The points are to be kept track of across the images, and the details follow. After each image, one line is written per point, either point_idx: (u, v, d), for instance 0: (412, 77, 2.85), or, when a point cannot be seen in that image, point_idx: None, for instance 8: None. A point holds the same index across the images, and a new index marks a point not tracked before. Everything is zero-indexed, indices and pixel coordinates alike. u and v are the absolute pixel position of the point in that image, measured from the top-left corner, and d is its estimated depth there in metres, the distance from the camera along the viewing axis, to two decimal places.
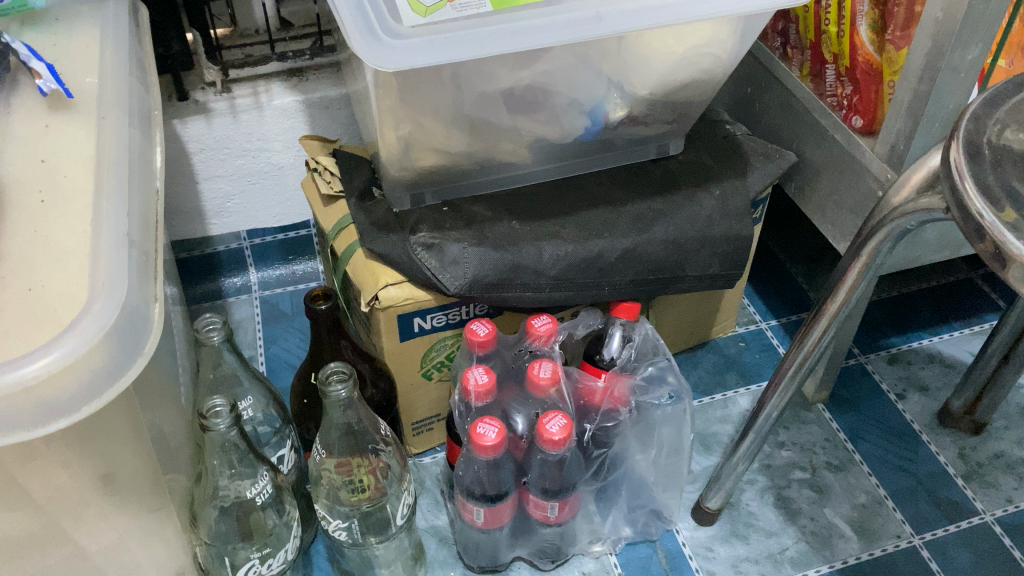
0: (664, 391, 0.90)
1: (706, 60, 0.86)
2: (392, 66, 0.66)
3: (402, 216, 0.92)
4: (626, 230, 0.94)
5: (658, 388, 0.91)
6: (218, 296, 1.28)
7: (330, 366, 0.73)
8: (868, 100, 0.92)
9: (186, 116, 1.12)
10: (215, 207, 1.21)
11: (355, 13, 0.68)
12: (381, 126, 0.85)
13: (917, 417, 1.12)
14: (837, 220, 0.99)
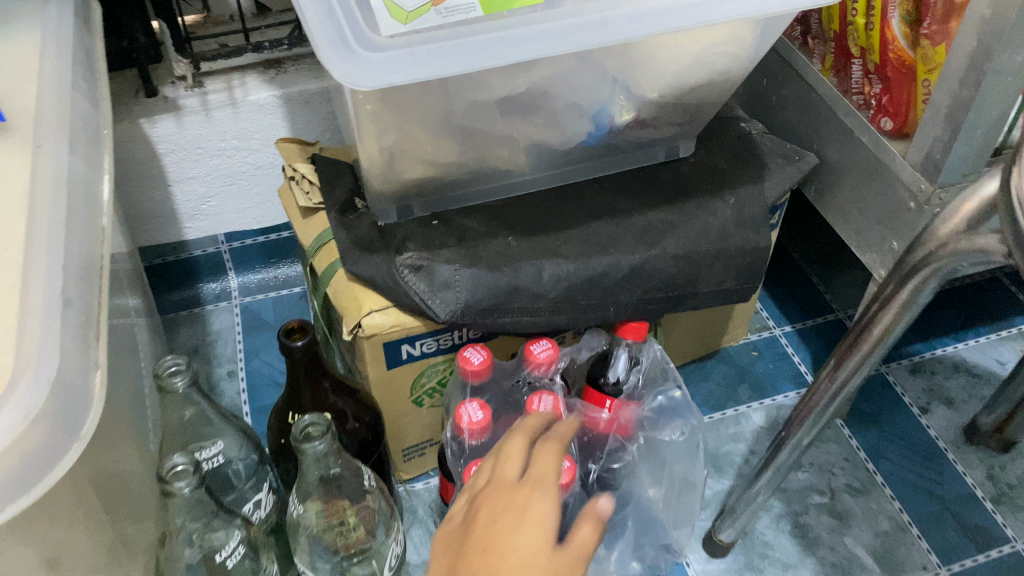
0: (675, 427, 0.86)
1: (723, 60, 0.76)
2: (367, 84, 0.58)
3: (387, 233, 0.84)
4: (633, 245, 0.86)
5: (670, 424, 0.86)
6: (195, 304, 1.20)
7: (305, 418, 0.65)
8: (900, 101, 0.83)
9: (154, 115, 1.03)
10: (189, 210, 1.13)
11: (326, 19, 0.59)
12: (362, 137, 0.76)
13: (942, 433, 1.05)
14: (861, 229, 0.91)
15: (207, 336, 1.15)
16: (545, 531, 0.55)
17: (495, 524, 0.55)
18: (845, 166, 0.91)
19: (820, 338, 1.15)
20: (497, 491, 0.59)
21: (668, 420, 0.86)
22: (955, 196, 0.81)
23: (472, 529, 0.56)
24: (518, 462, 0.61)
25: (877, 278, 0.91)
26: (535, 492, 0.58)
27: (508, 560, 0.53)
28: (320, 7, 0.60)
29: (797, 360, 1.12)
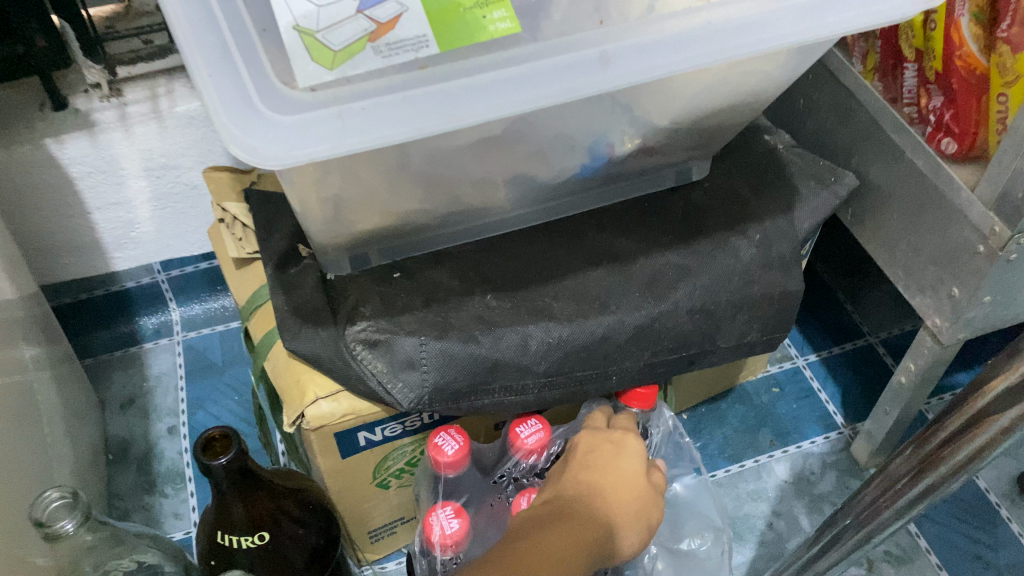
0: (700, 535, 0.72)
1: (752, 79, 0.59)
2: (278, 163, 0.42)
3: (336, 293, 0.68)
4: (639, 299, 0.70)
5: (691, 532, 0.72)
6: (132, 342, 1.05)
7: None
8: (967, 119, 0.67)
9: (62, 135, 0.85)
10: (116, 239, 0.97)
11: (218, 68, 0.42)
12: (295, 191, 0.59)
13: (993, 485, 0.91)
14: (911, 267, 0.76)
15: (145, 383, 1.01)
16: (642, 462, 0.63)
17: (595, 456, 0.63)
18: (891, 191, 0.75)
19: (849, 370, 1.00)
20: (591, 437, 0.66)
21: (688, 527, 0.72)
22: None
23: (574, 461, 0.63)
24: (605, 414, 0.69)
25: (930, 325, 0.75)
26: (630, 432, 0.65)
27: (611, 476, 0.61)
28: (210, 51, 0.43)
29: (824, 398, 0.98)
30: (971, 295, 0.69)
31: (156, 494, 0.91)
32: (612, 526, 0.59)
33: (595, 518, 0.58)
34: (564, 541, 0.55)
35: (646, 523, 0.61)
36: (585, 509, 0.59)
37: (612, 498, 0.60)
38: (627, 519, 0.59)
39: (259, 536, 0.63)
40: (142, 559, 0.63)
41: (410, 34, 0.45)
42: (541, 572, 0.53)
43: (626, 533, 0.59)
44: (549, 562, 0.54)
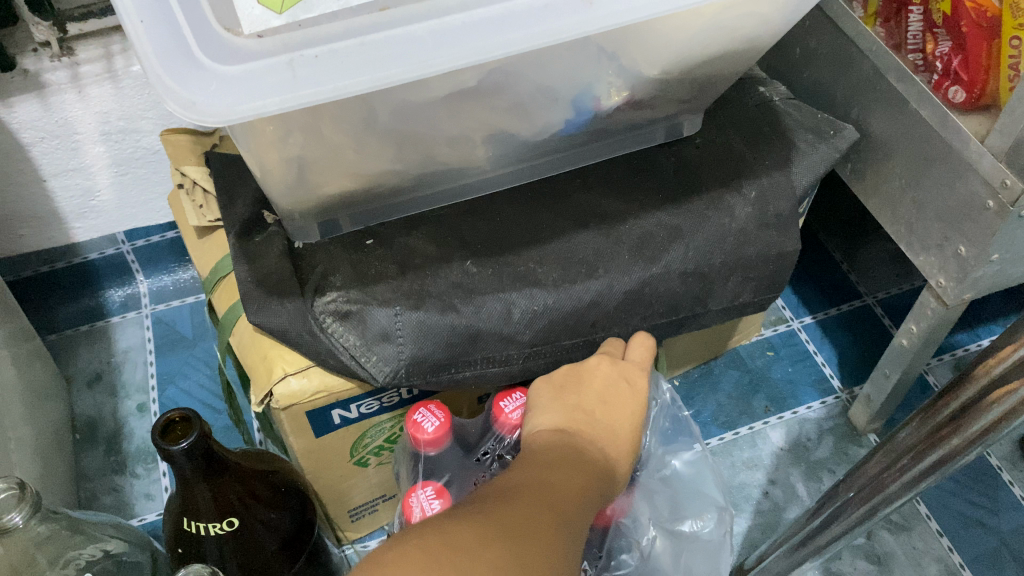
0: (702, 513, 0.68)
1: (750, 23, 0.54)
2: (218, 116, 0.37)
3: (304, 263, 0.63)
4: (629, 263, 0.66)
5: (694, 511, 0.68)
6: (99, 316, 1.00)
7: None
8: (976, 64, 0.63)
9: (9, 96, 0.79)
10: (75, 209, 0.92)
11: (149, 13, 0.37)
12: (253, 152, 0.54)
13: (995, 448, 0.89)
14: (914, 224, 0.72)
15: (112, 360, 0.96)
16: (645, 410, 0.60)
17: (606, 394, 0.58)
18: (893, 143, 0.71)
19: (845, 331, 0.97)
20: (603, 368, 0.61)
21: (690, 506, 0.68)
22: None
23: (582, 395, 0.58)
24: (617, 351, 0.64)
25: (935, 285, 0.72)
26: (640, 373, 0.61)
27: (619, 421, 0.57)
28: None
29: (820, 360, 0.95)
30: (979, 253, 0.65)
31: (126, 475, 0.87)
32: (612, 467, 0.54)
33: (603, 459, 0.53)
34: (585, 476, 0.49)
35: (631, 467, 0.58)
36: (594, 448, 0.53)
37: (614, 440, 0.55)
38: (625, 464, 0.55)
39: (227, 523, 0.59)
40: (106, 548, 0.60)
41: None
42: (573, 508, 0.46)
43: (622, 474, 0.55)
44: (577, 498, 0.47)
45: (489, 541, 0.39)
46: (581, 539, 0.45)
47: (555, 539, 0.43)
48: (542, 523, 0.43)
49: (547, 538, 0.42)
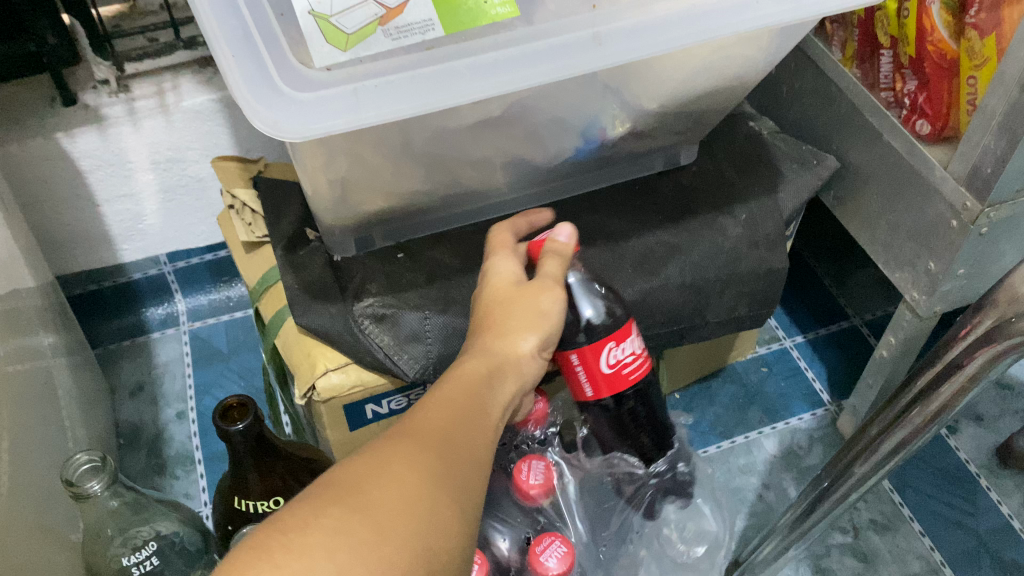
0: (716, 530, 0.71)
1: (736, 64, 0.63)
2: (298, 134, 0.45)
3: (344, 272, 0.71)
4: (632, 276, 0.73)
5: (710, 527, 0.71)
6: (139, 333, 1.08)
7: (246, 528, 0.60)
8: (939, 101, 0.71)
9: (73, 128, 0.88)
10: (124, 231, 1.00)
11: (240, 50, 0.46)
12: (305, 171, 0.62)
13: (973, 456, 0.95)
14: (890, 244, 0.80)
15: (153, 372, 1.04)
16: (508, 278, 0.56)
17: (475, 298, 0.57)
18: (870, 172, 0.79)
19: (834, 349, 1.04)
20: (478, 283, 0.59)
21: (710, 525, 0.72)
22: (1006, 213, 0.69)
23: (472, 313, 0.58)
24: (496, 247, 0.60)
25: (909, 299, 0.79)
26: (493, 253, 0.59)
27: (487, 307, 0.55)
28: (234, 33, 0.46)
29: (810, 376, 1.02)
30: (946, 268, 0.73)
31: (166, 476, 0.93)
32: (504, 357, 0.51)
33: (486, 362, 0.50)
34: (456, 395, 0.46)
35: (545, 322, 0.53)
36: (469, 363, 0.50)
37: (498, 333, 0.52)
38: (532, 325, 0.53)
39: (274, 501, 0.66)
40: (173, 524, 0.67)
41: (416, 18, 0.50)
42: (445, 434, 0.43)
43: (524, 335, 0.52)
44: (448, 418, 0.44)
45: (322, 511, 0.37)
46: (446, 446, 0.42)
47: (410, 478, 0.39)
48: (391, 466, 0.39)
49: (397, 483, 0.38)
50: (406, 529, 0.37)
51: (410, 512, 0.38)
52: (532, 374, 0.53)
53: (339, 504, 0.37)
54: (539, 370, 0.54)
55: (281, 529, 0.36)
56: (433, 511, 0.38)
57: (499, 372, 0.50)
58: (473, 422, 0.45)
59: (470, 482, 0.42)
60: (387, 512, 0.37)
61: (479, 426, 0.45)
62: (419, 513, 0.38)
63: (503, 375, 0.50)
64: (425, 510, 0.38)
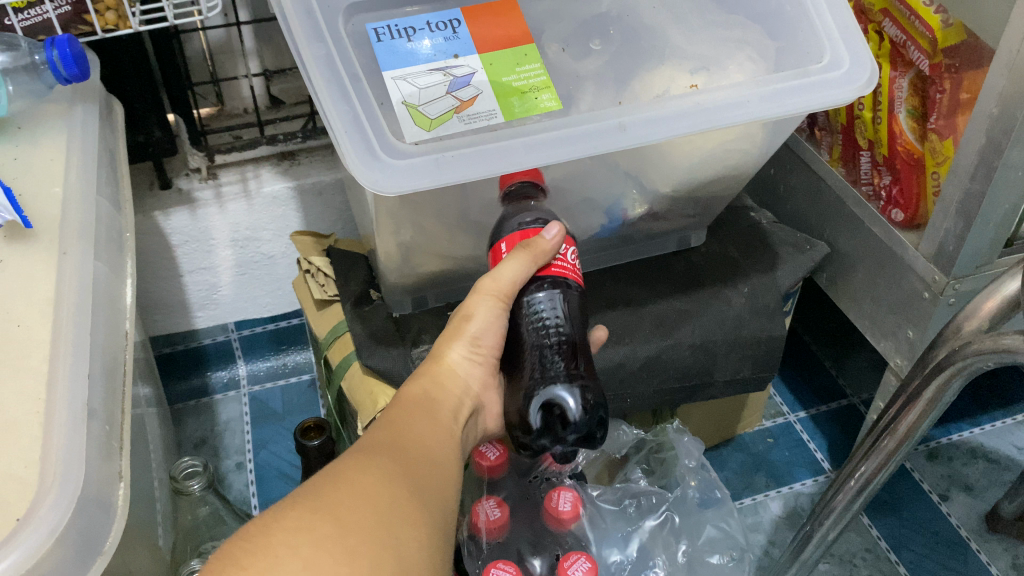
0: (725, 551, 0.81)
1: (735, 155, 0.77)
2: (391, 188, 0.59)
3: (403, 325, 0.84)
4: (649, 335, 0.86)
5: (720, 548, 0.81)
6: (204, 394, 1.19)
7: None
8: (911, 193, 0.85)
9: (168, 208, 1.03)
10: (200, 300, 1.14)
11: (351, 127, 0.60)
12: (379, 234, 0.75)
13: (964, 521, 1.03)
14: (875, 317, 0.92)
15: (215, 428, 1.15)
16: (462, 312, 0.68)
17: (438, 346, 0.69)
18: (857, 256, 0.92)
19: (834, 425, 1.14)
20: None
21: (718, 545, 0.81)
22: (969, 286, 0.81)
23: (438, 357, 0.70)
24: None
25: (893, 365, 0.90)
26: None
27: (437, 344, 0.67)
28: (345, 116, 0.60)
29: (813, 447, 1.11)
30: (922, 334, 0.84)
31: None
32: (438, 371, 0.63)
33: (428, 379, 0.62)
34: (400, 415, 0.57)
35: (467, 333, 0.63)
36: (413, 386, 0.61)
37: (432, 359, 0.63)
38: (451, 334, 0.64)
39: None
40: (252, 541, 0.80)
41: (483, 108, 0.65)
42: (392, 447, 0.53)
43: (449, 347, 0.63)
44: (392, 436, 0.54)
45: (282, 516, 0.45)
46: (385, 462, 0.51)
47: (364, 482, 0.48)
48: (347, 475, 0.48)
49: (353, 488, 0.47)
50: (364, 520, 0.45)
51: (365, 508, 0.46)
52: (473, 378, 0.64)
53: (299, 509, 0.45)
54: (478, 374, 0.64)
55: (249, 537, 0.43)
56: (391, 506, 0.47)
57: (438, 386, 0.62)
58: (418, 438, 0.55)
59: (423, 483, 0.51)
60: (345, 510, 0.46)
61: (424, 434, 0.56)
62: (379, 510, 0.47)
63: (434, 392, 0.61)
64: (384, 508, 0.47)
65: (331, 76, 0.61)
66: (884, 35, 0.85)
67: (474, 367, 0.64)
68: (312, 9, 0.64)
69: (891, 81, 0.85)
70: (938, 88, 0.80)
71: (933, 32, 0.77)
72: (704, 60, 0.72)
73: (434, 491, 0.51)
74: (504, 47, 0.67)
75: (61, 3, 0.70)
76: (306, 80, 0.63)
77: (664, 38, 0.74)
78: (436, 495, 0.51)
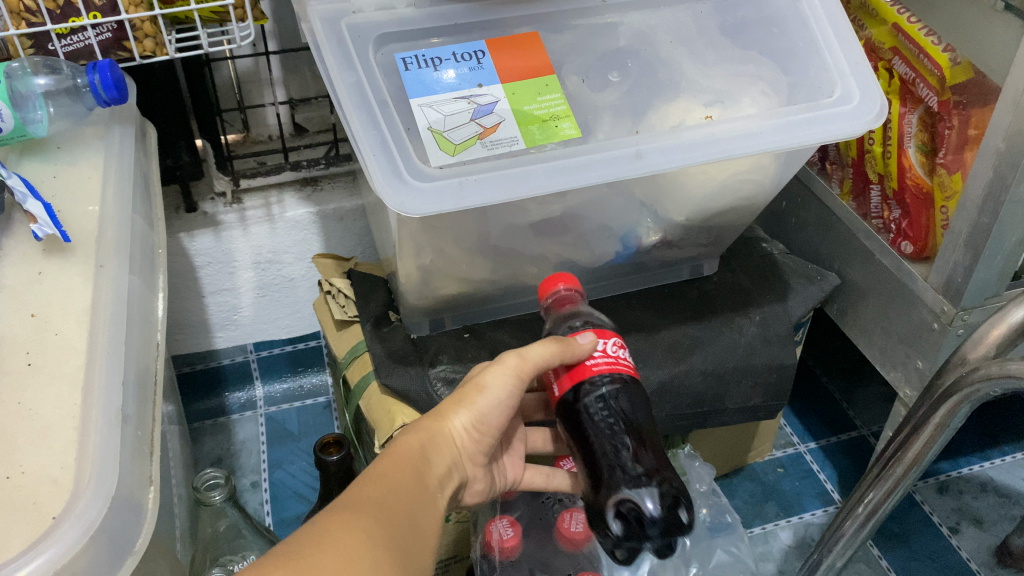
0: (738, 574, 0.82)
1: (748, 186, 0.79)
2: (417, 211, 0.62)
3: (421, 346, 0.86)
4: (662, 360, 0.87)
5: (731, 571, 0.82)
6: (221, 414, 1.21)
7: None
8: (918, 226, 0.87)
9: (194, 230, 1.05)
10: (221, 320, 1.16)
11: (379, 151, 0.63)
12: (400, 256, 0.77)
13: (974, 554, 1.03)
14: (884, 348, 0.93)
15: (231, 447, 1.16)
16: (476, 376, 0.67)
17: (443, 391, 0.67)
18: (867, 288, 0.93)
19: (844, 456, 1.14)
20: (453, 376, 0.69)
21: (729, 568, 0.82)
22: (977, 317, 0.82)
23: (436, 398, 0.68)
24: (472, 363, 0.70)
25: (902, 396, 0.91)
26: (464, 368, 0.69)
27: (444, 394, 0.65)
28: (374, 140, 0.63)
29: (822, 477, 1.12)
30: (930, 365, 0.86)
31: None
32: (440, 431, 0.61)
33: (425, 433, 0.60)
34: (392, 469, 0.56)
35: (476, 409, 0.62)
36: (411, 437, 0.59)
37: (436, 416, 0.61)
38: (460, 398, 0.62)
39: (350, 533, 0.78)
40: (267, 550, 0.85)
41: (505, 135, 0.67)
42: (379, 507, 0.52)
43: (456, 413, 0.62)
44: (380, 493, 0.53)
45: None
46: (371, 523, 0.51)
47: (348, 544, 0.48)
48: (331, 532, 0.49)
49: (337, 549, 0.48)
50: None
51: (349, 574, 0.47)
52: (466, 449, 0.63)
53: (281, 573, 0.45)
54: (473, 447, 0.63)
55: None
56: (376, 572, 0.48)
57: (434, 446, 0.60)
58: (407, 500, 0.55)
59: (405, 547, 0.52)
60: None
61: (410, 498, 0.55)
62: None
63: (426, 453, 0.59)
64: (366, 574, 0.47)
65: (361, 101, 0.64)
66: (893, 73, 0.89)
67: (471, 439, 0.63)
68: (344, 39, 0.67)
69: (901, 117, 0.87)
70: (947, 124, 0.82)
71: (942, 70, 0.80)
72: (718, 93, 0.74)
73: (412, 559, 0.52)
74: (527, 77, 0.70)
75: (104, 29, 0.72)
76: (336, 106, 0.66)
77: (680, 71, 0.75)
78: (414, 559, 0.52)
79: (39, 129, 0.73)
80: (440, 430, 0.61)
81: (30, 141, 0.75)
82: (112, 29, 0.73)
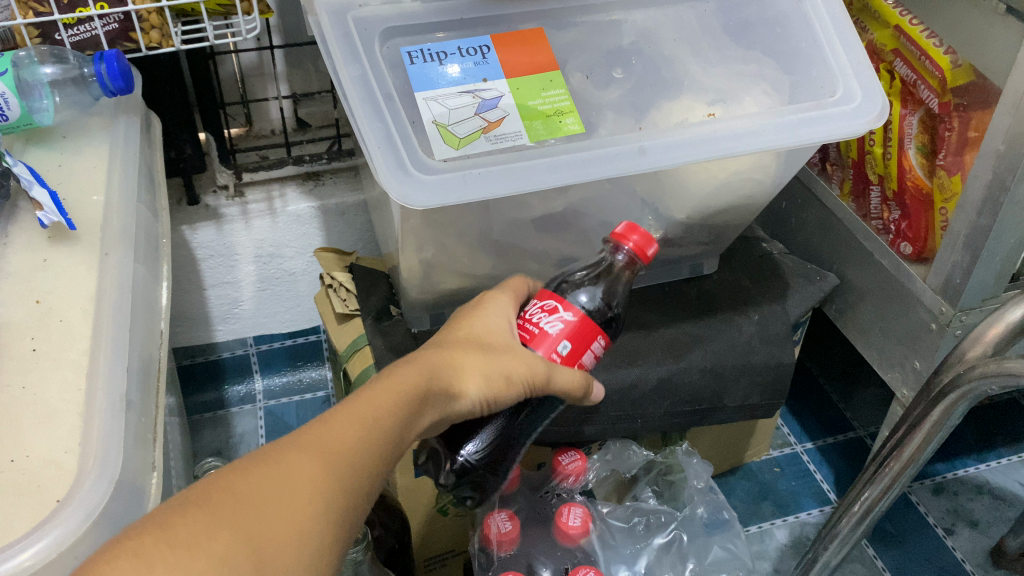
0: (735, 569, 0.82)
1: (749, 185, 0.80)
2: (421, 203, 0.62)
3: (422, 340, 0.86)
4: (661, 358, 0.88)
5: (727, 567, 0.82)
6: (220, 407, 1.21)
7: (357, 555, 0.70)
8: (918, 226, 0.88)
9: (195, 222, 1.05)
10: (221, 314, 1.16)
11: (384, 144, 0.63)
12: (402, 250, 0.77)
13: (969, 555, 1.04)
14: (882, 348, 0.93)
15: (230, 440, 1.17)
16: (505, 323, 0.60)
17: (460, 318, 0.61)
18: (865, 289, 0.94)
19: (840, 456, 1.15)
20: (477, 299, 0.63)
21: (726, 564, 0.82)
22: (975, 318, 0.83)
23: (455, 316, 0.62)
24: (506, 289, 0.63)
25: (900, 397, 0.92)
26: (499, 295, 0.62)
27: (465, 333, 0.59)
28: (379, 134, 0.63)
29: (819, 477, 1.12)
30: (928, 366, 0.86)
31: None
32: (451, 381, 0.55)
33: (432, 372, 0.54)
34: (383, 402, 0.49)
35: (498, 377, 0.55)
36: (416, 370, 0.53)
37: (454, 361, 0.55)
38: (484, 356, 0.56)
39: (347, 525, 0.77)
40: None
41: (509, 130, 0.68)
42: (353, 458, 0.46)
43: (477, 371, 0.55)
44: (359, 440, 0.47)
45: (212, 532, 0.39)
46: (337, 482, 0.44)
47: (302, 508, 0.42)
48: (292, 487, 0.42)
49: (290, 512, 0.41)
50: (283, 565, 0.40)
51: (291, 546, 0.41)
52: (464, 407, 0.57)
53: (231, 531, 0.39)
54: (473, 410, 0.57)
55: (160, 540, 0.38)
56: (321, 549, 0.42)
57: (435, 390, 0.53)
58: (381, 445, 0.48)
59: (356, 511, 0.45)
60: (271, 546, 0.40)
61: (386, 445, 0.48)
62: (304, 548, 0.41)
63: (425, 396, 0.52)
64: (309, 548, 0.41)
65: (366, 94, 0.65)
66: (895, 74, 0.89)
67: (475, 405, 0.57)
68: (350, 32, 0.67)
69: (902, 118, 0.88)
70: (947, 126, 0.83)
71: (943, 72, 0.80)
72: (720, 92, 0.74)
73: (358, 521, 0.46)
74: (531, 73, 0.71)
75: (110, 20, 0.73)
76: (341, 99, 0.66)
77: (683, 69, 0.76)
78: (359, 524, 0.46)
79: (44, 118, 0.73)
80: (450, 378, 0.55)
81: (35, 130, 0.75)
82: (119, 19, 0.73)
